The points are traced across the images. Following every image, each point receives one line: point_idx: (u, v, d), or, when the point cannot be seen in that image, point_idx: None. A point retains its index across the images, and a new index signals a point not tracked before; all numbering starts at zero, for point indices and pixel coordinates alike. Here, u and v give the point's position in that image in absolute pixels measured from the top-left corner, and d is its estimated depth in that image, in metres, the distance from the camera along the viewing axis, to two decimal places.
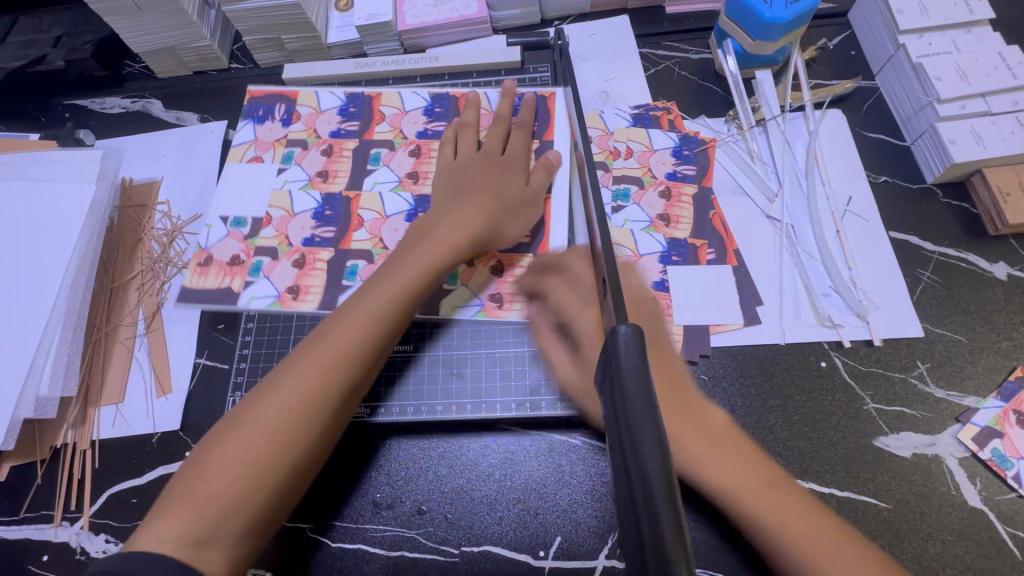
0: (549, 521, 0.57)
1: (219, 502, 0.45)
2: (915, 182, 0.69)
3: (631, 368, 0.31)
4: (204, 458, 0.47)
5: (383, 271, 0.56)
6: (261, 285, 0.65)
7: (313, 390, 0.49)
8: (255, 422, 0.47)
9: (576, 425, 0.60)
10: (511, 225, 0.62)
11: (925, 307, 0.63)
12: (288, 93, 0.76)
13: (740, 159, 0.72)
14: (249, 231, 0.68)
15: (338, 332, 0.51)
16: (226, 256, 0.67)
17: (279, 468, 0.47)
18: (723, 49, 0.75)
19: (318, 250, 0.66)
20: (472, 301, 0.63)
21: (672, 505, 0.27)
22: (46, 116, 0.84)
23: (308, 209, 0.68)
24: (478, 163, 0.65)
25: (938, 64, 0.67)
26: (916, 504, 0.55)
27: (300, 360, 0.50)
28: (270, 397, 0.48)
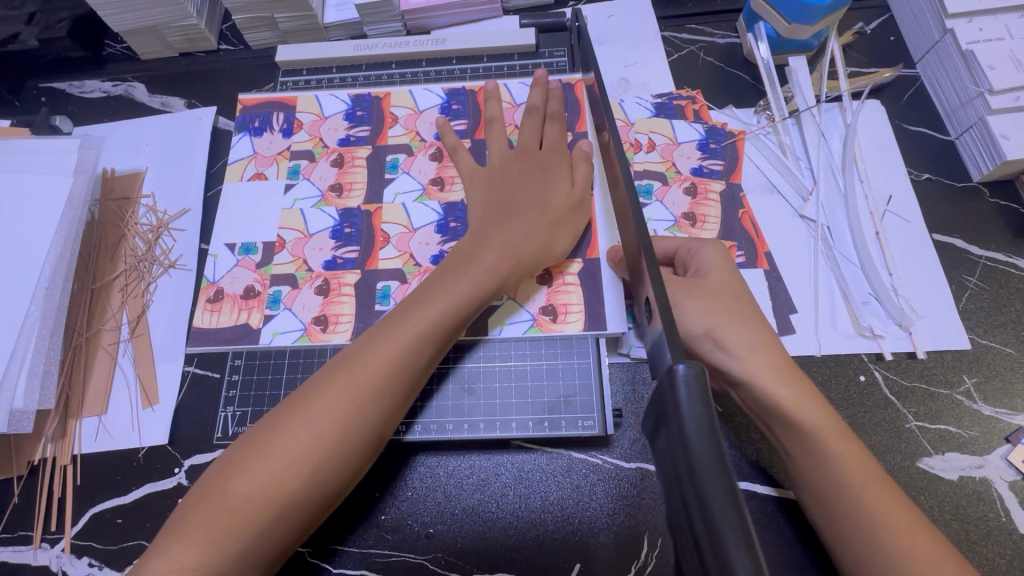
0: (567, 547, 0.53)
1: (235, 530, 0.41)
2: (960, 180, 0.64)
3: (691, 405, 0.27)
4: (225, 480, 0.43)
5: (422, 287, 0.53)
6: (283, 318, 0.60)
7: (349, 417, 0.45)
8: (283, 447, 0.43)
9: (596, 443, 0.56)
10: (556, 242, 0.57)
11: (971, 317, 0.58)
12: (284, 99, 0.70)
13: (772, 155, 0.66)
14: (261, 258, 0.62)
15: (377, 354, 0.47)
16: (240, 288, 0.61)
17: (307, 500, 0.43)
18: (754, 33, 0.69)
19: (342, 272, 0.61)
20: (522, 314, 0.58)
21: (746, 541, 0.23)
22: (19, 100, 0.78)
23: (325, 228, 0.63)
24: (517, 173, 0.60)
25: (991, 52, 0.61)
26: (965, 531, 0.50)
27: (335, 382, 0.46)
28: (301, 420, 0.44)
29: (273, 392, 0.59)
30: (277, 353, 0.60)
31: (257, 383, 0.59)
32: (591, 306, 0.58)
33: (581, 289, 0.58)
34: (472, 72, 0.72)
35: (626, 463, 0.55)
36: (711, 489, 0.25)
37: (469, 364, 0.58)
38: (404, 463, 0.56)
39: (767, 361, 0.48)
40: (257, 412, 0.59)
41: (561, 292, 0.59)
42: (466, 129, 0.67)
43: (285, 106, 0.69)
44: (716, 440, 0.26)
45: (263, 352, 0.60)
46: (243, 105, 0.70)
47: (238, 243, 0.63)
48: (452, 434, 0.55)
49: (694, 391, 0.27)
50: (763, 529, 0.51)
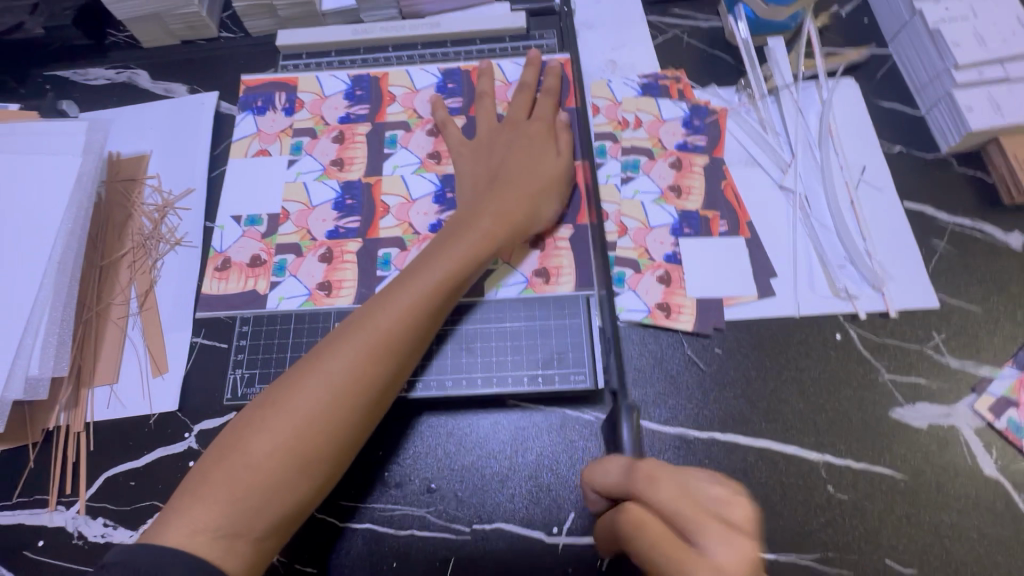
0: (562, 496, 0.56)
1: (261, 482, 0.44)
2: (929, 150, 0.68)
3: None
4: (243, 440, 0.45)
5: (420, 255, 0.56)
6: (289, 284, 0.63)
7: (360, 375, 0.48)
8: (302, 405, 0.46)
9: (589, 401, 0.59)
10: (546, 208, 0.61)
11: (940, 278, 0.62)
12: (285, 80, 0.73)
13: (752, 129, 0.70)
14: (266, 229, 0.65)
15: (385, 316, 0.50)
16: (246, 257, 0.64)
17: (327, 452, 0.46)
18: (734, 15, 0.73)
19: (345, 241, 0.64)
20: (515, 276, 0.62)
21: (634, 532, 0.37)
22: (25, 87, 0.80)
23: (328, 200, 0.66)
24: (508, 145, 0.63)
25: (956, 30, 0.66)
26: (934, 474, 0.54)
27: (344, 343, 0.49)
28: (317, 378, 0.47)
29: (281, 357, 0.61)
30: (283, 317, 0.62)
31: (264, 346, 0.62)
32: (583, 266, 0.62)
33: (571, 250, 0.63)
34: (466, 54, 0.75)
35: None
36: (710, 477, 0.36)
37: (466, 322, 0.61)
38: (406, 421, 0.59)
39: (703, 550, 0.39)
40: (263, 376, 0.60)
41: (553, 255, 0.63)
42: (460, 106, 0.70)
43: (286, 87, 0.72)
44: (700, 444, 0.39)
45: (270, 317, 0.62)
46: (246, 85, 0.73)
47: (244, 214, 0.66)
48: (452, 389, 0.58)
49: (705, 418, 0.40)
50: (746, 475, 0.55)
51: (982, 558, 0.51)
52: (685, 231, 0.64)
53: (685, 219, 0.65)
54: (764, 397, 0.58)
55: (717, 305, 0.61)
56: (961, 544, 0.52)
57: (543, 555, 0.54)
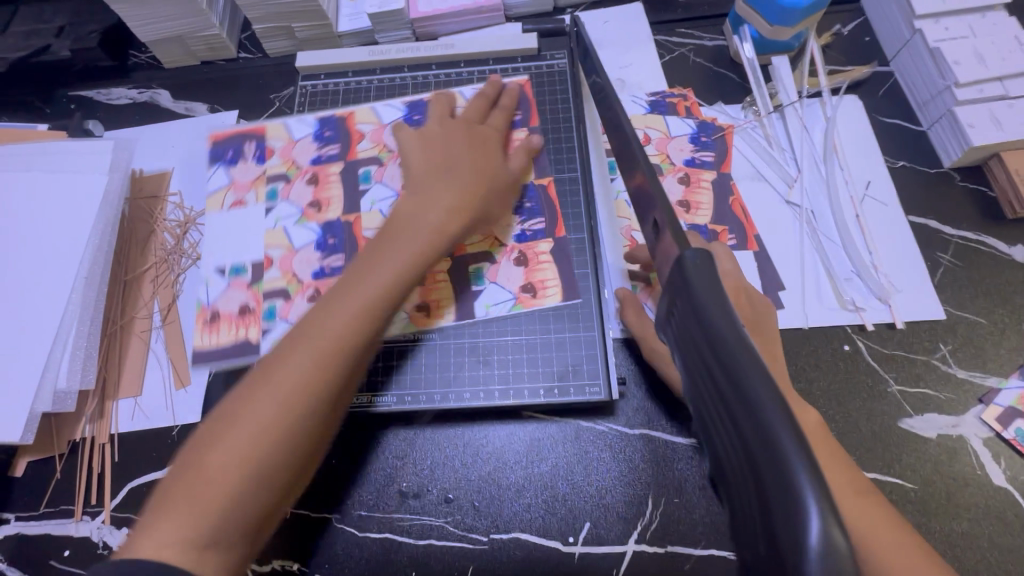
0: (578, 507, 0.56)
1: (227, 493, 0.39)
2: (932, 165, 0.70)
3: (697, 289, 0.30)
4: (203, 454, 0.40)
5: (370, 244, 0.52)
6: (280, 329, 0.64)
7: (320, 380, 0.43)
8: (262, 406, 0.42)
9: (603, 413, 0.60)
10: (493, 200, 0.60)
11: (945, 290, 0.63)
12: (253, 130, 0.74)
13: (758, 145, 0.72)
14: (252, 277, 0.66)
15: (345, 305, 0.46)
16: (235, 308, 0.65)
17: (288, 466, 0.42)
18: (739, 35, 0.75)
19: (331, 280, 0.65)
20: (503, 294, 0.63)
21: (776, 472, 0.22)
22: (51, 108, 0.82)
23: (308, 241, 0.67)
24: (455, 133, 0.61)
25: (956, 49, 0.67)
26: (943, 484, 0.55)
27: (300, 345, 0.44)
28: (277, 377, 0.43)
29: None
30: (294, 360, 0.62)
31: None
32: (567, 275, 0.63)
33: (554, 261, 0.64)
34: (479, 74, 0.77)
35: (630, 429, 0.59)
36: (756, 390, 0.24)
37: (482, 334, 0.62)
38: (424, 433, 0.60)
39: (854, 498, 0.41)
40: None
41: (537, 269, 0.64)
42: None
43: (255, 136, 0.74)
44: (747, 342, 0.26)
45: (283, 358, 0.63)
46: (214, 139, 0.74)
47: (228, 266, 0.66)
48: (469, 401, 0.59)
49: (739, 315, 0.27)
50: None
51: (992, 566, 0.52)
52: None
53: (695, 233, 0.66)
54: None
55: None
56: (971, 551, 0.52)
57: (558, 564, 0.55)
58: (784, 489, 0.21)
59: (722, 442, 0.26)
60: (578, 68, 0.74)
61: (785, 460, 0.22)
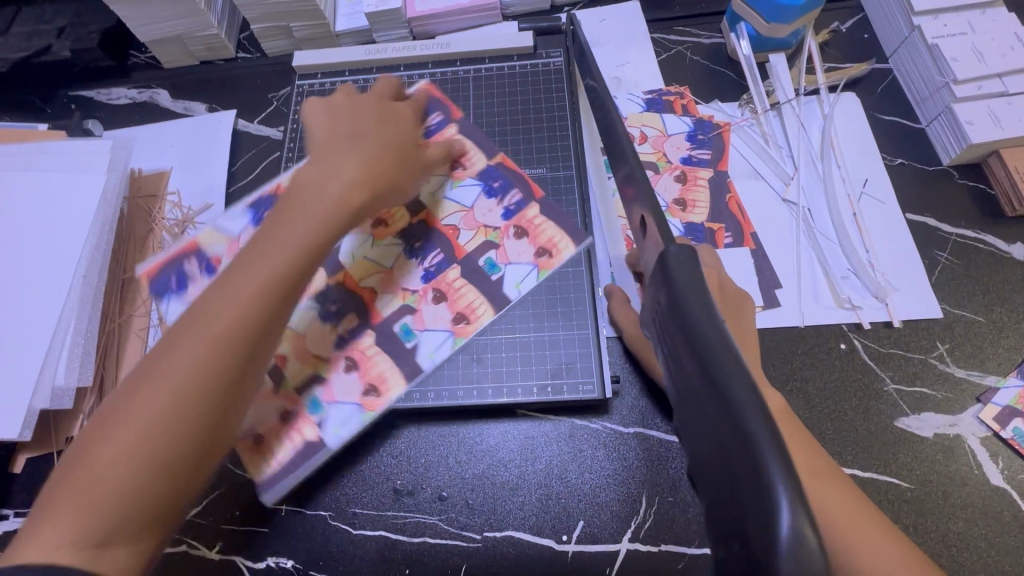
0: (571, 505, 0.56)
1: (111, 496, 0.37)
2: (931, 163, 0.69)
3: (684, 293, 0.30)
4: (84, 457, 0.38)
5: (270, 218, 0.46)
6: (335, 412, 0.53)
7: (210, 372, 0.40)
8: (142, 405, 0.38)
9: (596, 411, 0.60)
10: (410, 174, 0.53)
11: (943, 289, 0.63)
12: (185, 247, 0.62)
13: (755, 143, 0.71)
14: (272, 380, 0.53)
15: (229, 293, 0.42)
16: (273, 418, 0.52)
17: (180, 463, 0.39)
18: (736, 33, 0.75)
19: (358, 340, 0.55)
20: (523, 269, 0.58)
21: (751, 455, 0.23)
22: (52, 107, 0.83)
23: (308, 317, 0.55)
24: (364, 104, 0.53)
25: (954, 46, 0.67)
26: (939, 484, 0.54)
27: (189, 334, 0.40)
28: (160, 374, 0.39)
29: None
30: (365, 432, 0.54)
31: None
32: (569, 226, 0.59)
33: (550, 219, 0.59)
34: (475, 73, 0.77)
35: (625, 428, 0.59)
36: (740, 395, 0.25)
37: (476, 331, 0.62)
38: (417, 431, 0.60)
39: (845, 494, 0.41)
40: None
41: (540, 233, 0.59)
42: None
43: (193, 250, 0.62)
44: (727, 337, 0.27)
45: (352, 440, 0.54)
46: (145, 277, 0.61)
47: None
48: (463, 399, 0.59)
49: (725, 320, 0.28)
50: None
51: (989, 566, 0.51)
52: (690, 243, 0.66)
53: (691, 232, 0.66)
54: None
55: None
56: (967, 551, 0.52)
57: (551, 562, 0.55)
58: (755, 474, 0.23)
59: (705, 441, 0.28)
60: (572, 80, 0.73)
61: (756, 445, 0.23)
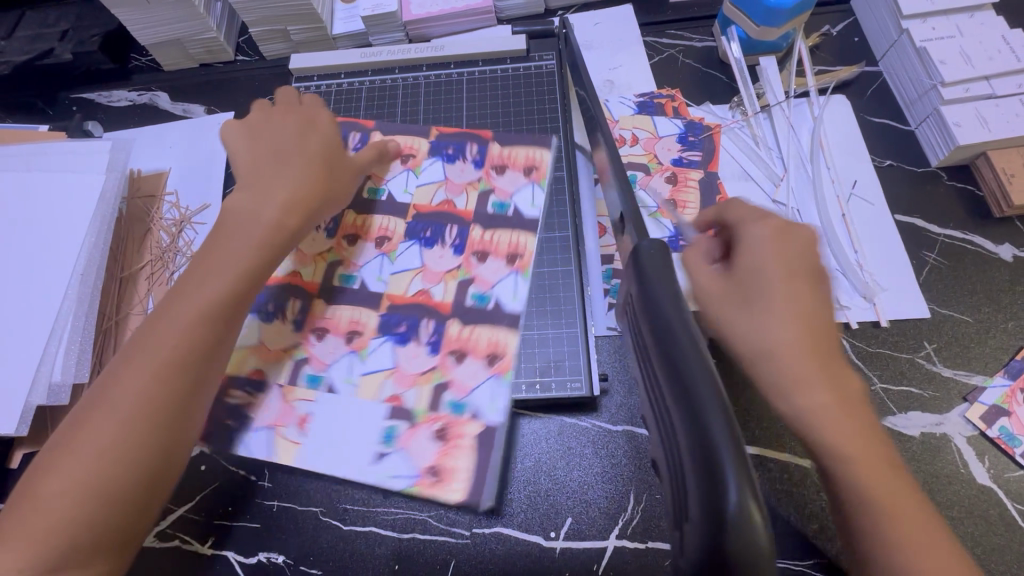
0: (559, 502, 0.57)
1: (66, 519, 0.40)
2: (920, 165, 0.70)
3: (657, 292, 0.31)
4: (40, 485, 0.41)
5: (199, 256, 0.50)
6: (477, 396, 0.54)
7: (150, 400, 0.43)
8: (90, 434, 0.42)
9: (586, 409, 0.61)
10: (337, 184, 0.57)
11: (931, 289, 0.63)
12: None
13: (745, 145, 0.72)
14: (402, 418, 0.53)
15: (169, 323, 0.46)
16: (430, 450, 0.52)
17: (133, 484, 0.42)
18: (727, 36, 0.76)
19: (449, 331, 0.57)
20: (524, 192, 0.64)
21: (708, 454, 0.24)
22: (53, 109, 0.84)
23: (393, 350, 0.56)
24: (277, 125, 0.59)
25: (942, 49, 0.68)
26: (925, 483, 0.55)
27: (132, 364, 0.44)
28: (106, 403, 0.43)
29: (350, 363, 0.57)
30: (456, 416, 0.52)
31: None
32: (523, 139, 0.68)
33: (511, 145, 0.67)
34: (469, 76, 0.78)
35: (614, 426, 0.60)
36: (701, 391, 0.25)
37: None
38: None
39: None
40: None
41: (513, 156, 0.66)
42: None
43: None
44: (695, 338, 0.28)
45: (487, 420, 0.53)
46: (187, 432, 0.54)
47: (378, 441, 0.52)
48: None
49: (695, 320, 0.29)
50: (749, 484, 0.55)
51: None
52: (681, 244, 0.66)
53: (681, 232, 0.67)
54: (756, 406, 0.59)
55: None
56: None
57: (539, 558, 0.55)
58: (713, 472, 0.24)
59: (674, 443, 0.28)
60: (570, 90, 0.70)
61: (714, 445, 0.24)
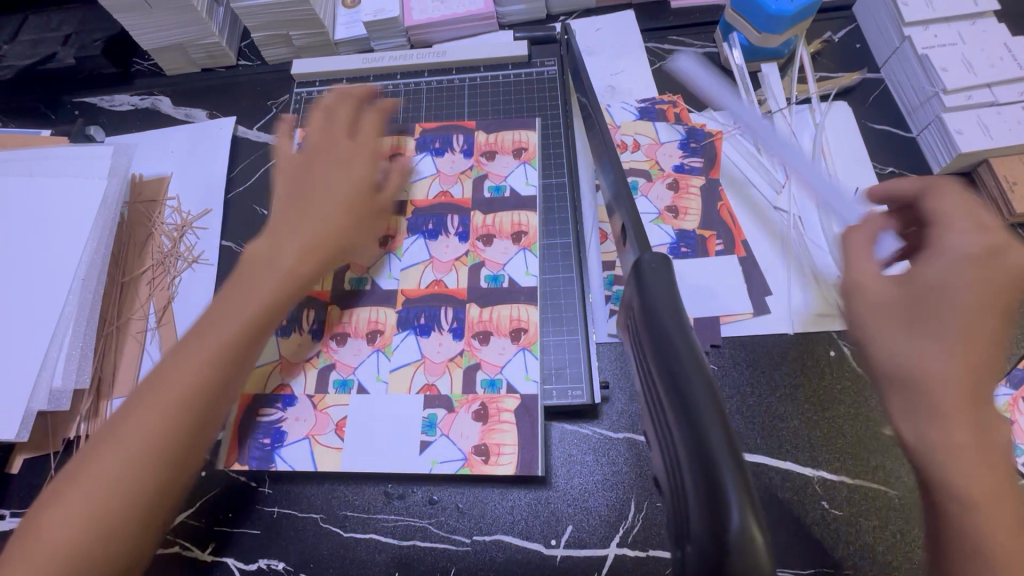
0: (560, 509, 0.57)
1: (67, 554, 0.40)
2: (922, 172, 0.70)
3: (659, 307, 0.32)
4: (42, 518, 0.41)
5: (220, 295, 0.51)
6: (511, 368, 0.60)
7: (161, 436, 0.44)
8: (99, 468, 0.42)
9: (586, 416, 0.61)
10: (358, 233, 0.59)
11: None
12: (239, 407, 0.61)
13: (747, 152, 0.72)
14: (438, 401, 0.60)
15: (186, 359, 0.47)
16: (471, 427, 0.58)
17: (137, 520, 0.42)
18: (728, 42, 0.76)
19: (468, 317, 0.63)
20: (517, 173, 0.70)
21: (706, 459, 0.24)
22: (55, 113, 0.85)
23: (418, 342, 0.62)
24: (326, 157, 0.62)
25: (945, 56, 0.68)
26: None
27: (144, 402, 0.44)
28: (115, 437, 0.43)
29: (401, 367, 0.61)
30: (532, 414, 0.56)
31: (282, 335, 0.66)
32: (507, 124, 0.73)
33: (497, 132, 0.73)
34: (471, 82, 0.78)
35: (615, 433, 0.60)
36: (698, 397, 0.26)
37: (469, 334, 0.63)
38: None
39: None
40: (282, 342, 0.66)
41: (501, 142, 0.72)
42: None
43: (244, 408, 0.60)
44: (696, 353, 0.28)
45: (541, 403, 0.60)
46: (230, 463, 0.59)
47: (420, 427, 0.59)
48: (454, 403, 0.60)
49: (695, 332, 0.30)
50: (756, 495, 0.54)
51: None
52: (682, 251, 0.66)
53: (683, 239, 0.67)
54: (757, 414, 0.59)
55: (714, 323, 0.63)
56: None
57: (540, 567, 0.55)
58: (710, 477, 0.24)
59: (673, 454, 0.28)
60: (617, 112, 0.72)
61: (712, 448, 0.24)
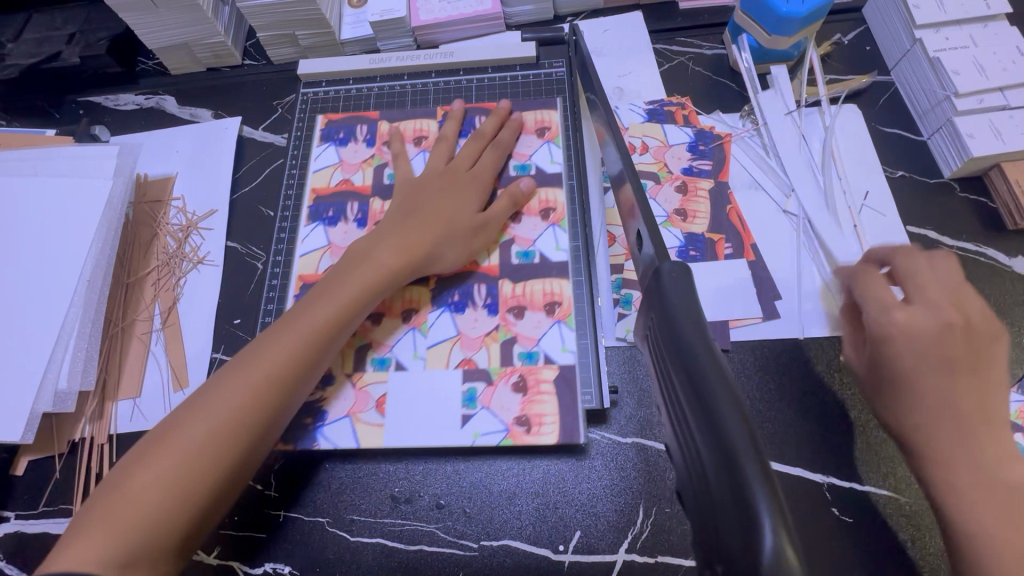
0: (568, 515, 0.56)
1: (145, 516, 0.44)
2: (932, 176, 0.69)
3: (678, 314, 0.32)
4: (127, 479, 0.45)
5: (308, 296, 0.57)
6: (549, 339, 0.62)
7: (245, 416, 0.49)
8: (183, 439, 0.47)
9: (594, 420, 0.60)
10: (448, 250, 0.63)
11: None
12: None
13: (755, 154, 0.72)
14: (478, 374, 0.61)
15: (274, 347, 0.52)
16: (512, 397, 0.59)
17: (209, 492, 0.46)
18: (738, 44, 0.75)
19: (503, 293, 0.64)
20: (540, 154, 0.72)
21: (734, 468, 0.24)
22: (60, 113, 0.84)
23: (453, 319, 0.63)
24: (440, 185, 0.67)
25: (956, 59, 0.67)
26: None
27: (232, 382, 0.50)
28: (202, 412, 0.48)
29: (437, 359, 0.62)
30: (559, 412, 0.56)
31: None
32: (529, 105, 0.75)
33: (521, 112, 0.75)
34: (478, 83, 0.78)
35: (623, 438, 0.59)
36: (723, 409, 0.26)
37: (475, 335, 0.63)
38: None
39: None
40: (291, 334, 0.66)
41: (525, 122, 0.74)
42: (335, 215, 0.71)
43: None
44: (717, 358, 0.28)
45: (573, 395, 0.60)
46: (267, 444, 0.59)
47: (461, 403, 0.60)
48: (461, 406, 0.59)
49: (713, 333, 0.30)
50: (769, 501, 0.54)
51: None
52: (691, 254, 0.66)
53: (691, 243, 0.66)
54: (767, 419, 0.58)
55: (723, 327, 0.62)
56: None
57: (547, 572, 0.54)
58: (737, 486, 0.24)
59: (697, 462, 0.28)
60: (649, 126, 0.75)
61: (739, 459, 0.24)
